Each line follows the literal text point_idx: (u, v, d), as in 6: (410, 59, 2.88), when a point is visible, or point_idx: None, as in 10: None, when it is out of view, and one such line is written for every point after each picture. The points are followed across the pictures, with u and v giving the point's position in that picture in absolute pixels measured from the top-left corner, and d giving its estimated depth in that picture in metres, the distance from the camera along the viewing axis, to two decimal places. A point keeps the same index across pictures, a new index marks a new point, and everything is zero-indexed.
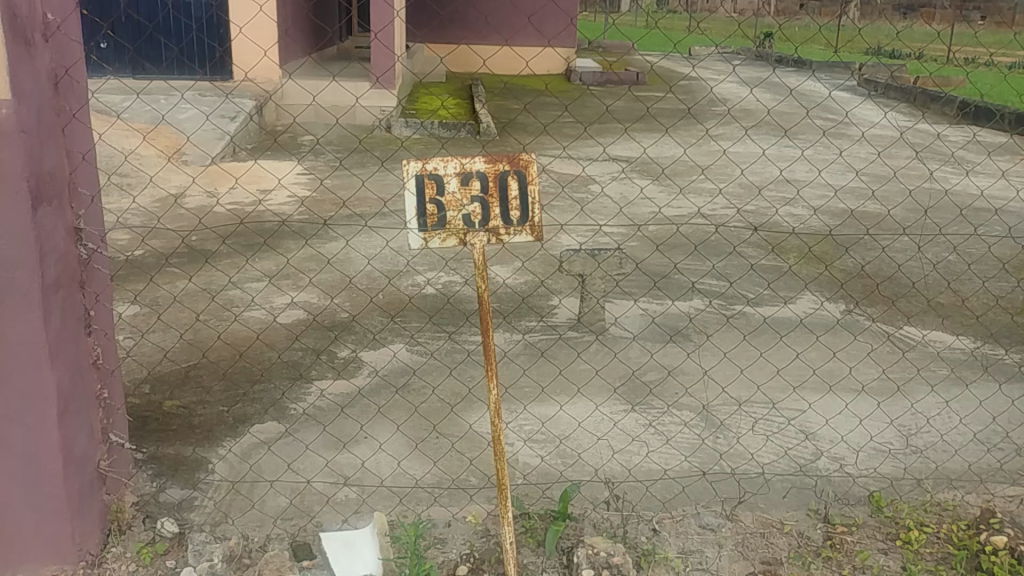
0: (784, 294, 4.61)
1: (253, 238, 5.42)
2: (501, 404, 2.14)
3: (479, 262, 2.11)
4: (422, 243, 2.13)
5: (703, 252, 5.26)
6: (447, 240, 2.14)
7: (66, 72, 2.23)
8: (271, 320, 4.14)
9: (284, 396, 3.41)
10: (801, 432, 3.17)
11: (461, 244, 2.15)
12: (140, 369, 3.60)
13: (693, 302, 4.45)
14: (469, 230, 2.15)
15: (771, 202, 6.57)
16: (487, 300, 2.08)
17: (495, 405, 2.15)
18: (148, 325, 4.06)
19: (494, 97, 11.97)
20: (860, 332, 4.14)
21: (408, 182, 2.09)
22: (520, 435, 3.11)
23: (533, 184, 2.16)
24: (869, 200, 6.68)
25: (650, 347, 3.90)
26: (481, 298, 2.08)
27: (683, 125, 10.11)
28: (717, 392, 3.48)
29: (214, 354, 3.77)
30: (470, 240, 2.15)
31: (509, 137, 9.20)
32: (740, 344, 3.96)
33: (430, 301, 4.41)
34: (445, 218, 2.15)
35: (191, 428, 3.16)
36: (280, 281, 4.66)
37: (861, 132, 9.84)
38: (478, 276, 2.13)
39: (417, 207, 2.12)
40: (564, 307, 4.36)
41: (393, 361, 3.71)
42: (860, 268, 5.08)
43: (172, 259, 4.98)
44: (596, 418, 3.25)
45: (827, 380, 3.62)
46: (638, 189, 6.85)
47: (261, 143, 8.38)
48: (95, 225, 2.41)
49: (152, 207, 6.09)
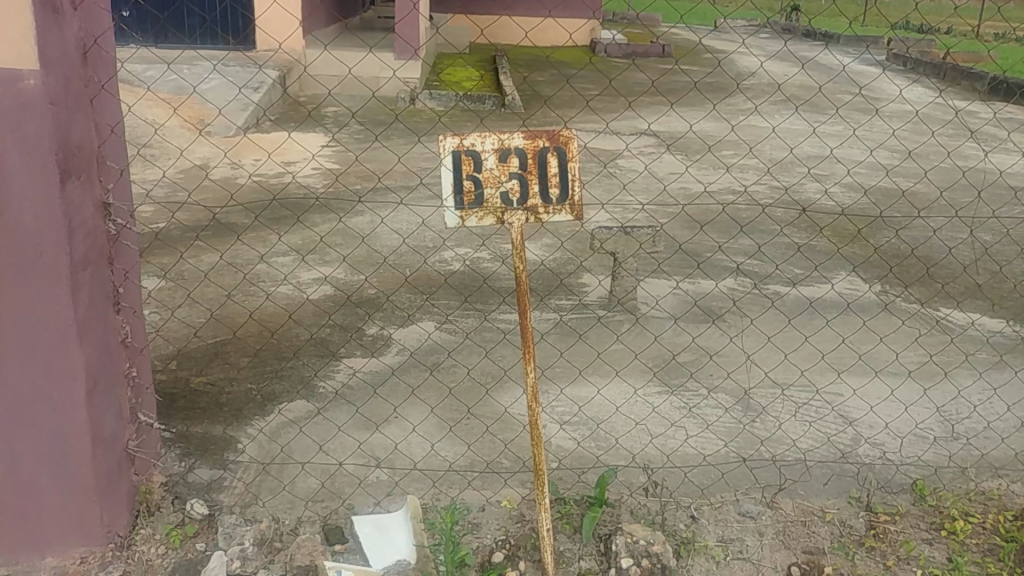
0: (820, 275, 4.52)
1: (280, 211, 5.37)
2: (539, 384, 2.22)
3: (517, 241, 2.17)
4: (459, 221, 2.18)
5: (737, 231, 5.19)
6: (484, 218, 2.19)
7: (95, 41, 2.17)
8: (300, 296, 4.10)
9: (314, 374, 3.37)
10: (842, 418, 3.09)
11: (499, 223, 2.20)
12: (168, 345, 3.56)
13: (727, 281, 4.39)
14: (507, 208, 2.21)
15: (805, 179, 6.47)
16: (523, 279, 2.16)
17: (534, 391, 2.23)
18: (174, 300, 4.01)
19: (520, 69, 11.83)
20: (900, 313, 4.07)
21: (445, 158, 2.14)
22: (555, 418, 3.05)
23: (573, 162, 2.21)
24: (903, 179, 6.57)
25: (685, 328, 3.85)
26: (519, 275, 2.17)
27: (712, 98, 9.98)
28: (758, 375, 3.41)
29: (242, 330, 3.73)
30: (508, 219, 2.20)
31: (534, 110, 9.10)
32: (778, 325, 3.89)
33: (460, 278, 4.35)
34: (482, 196, 2.19)
35: (219, 407, 3.12)
36: (307, 256, 4.61)
37: (893, 108, 9.71)
38: (515, 253, 2.20)
39: (453, 183, 2.18)
40: (595, 285, 4.29)
41: (423, 340, 3.65)
42: (897, 248, 5.00)
43: (198, 231, 4.95)
44: (632, 402, 3.17)
45: (869, 365, 3.53)
46: (668, 165, 6.77)
47: (286, 114, 8.31)
48: (124, 199, 2.36)
49: (178, 179, 6.04)
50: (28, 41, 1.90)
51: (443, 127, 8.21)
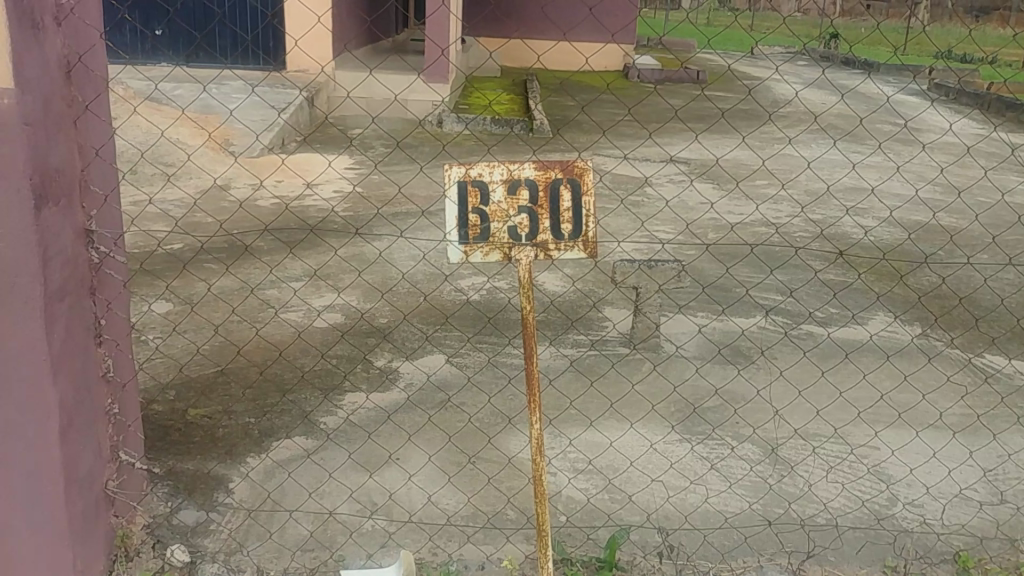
0: (851, 316, 4.33)
1: (296, 233, 5.26)
2: (543, 437, 2.09)
3: (525, 278, 2.07)
4: (463, 257, 2.07)
5: (766, 266, 5.02)
6: (490, 253, 2.08)
7: (80, 60, 2.03)
8: (308, 324, 3.96)
9: (316, 408, 3.21)
10: (879, 478, 2.91)
11: (505, 258, 2.09)
12: (166, 373, 3.42)
13: (754, 320, 4.20)
14: (515, 244, 2.10)
15: (839, 212, 6.29)
16: (529, 319, 2.11)
17: (538, 442, 2.11)
18: (178, 324, 3.88)
19: (551, 93, 11.72)
20: (936, 360, 3.86)
21: (450, 189, 2.04)
22: (566, 466, 2.88)
23: (588, 196, 2.10)
24: (942, 213, 6.35)
25: (708, 371, 3.66)
26: (525, 318, 2.08)
27: (745, 126, 9.81)
28: (785, 426, 3.23)
29: (246, 359, 3.58)
30: (516, 255, 2.09)
31: (563, 134, 8.97)
32: (806, 372, 3.70)
33: (474, 308, 4.20)
34: (489, 230, 2.09)
35: (213, 442, 2.96)
36: (320, 280, 4.47)
37: (932, 139, 9.48)
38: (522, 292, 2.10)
39: (458, 217, 2.07)
40: (616, 320, 4.12)
41: (433, 375, 3.50)
42: (935, 287, 4.79)
43: (211, 252, 4.84)
44: (653, 450, 3.02)
45: (903, 413, 3.37)
46: (697, 194, 6.61)
47: (311, 135, 8.23)
48: (110, 225, 2.21)
49: (195, 198, 5.95)
50: (4, 58, 1.76)
51: (469, 150, 8.09)
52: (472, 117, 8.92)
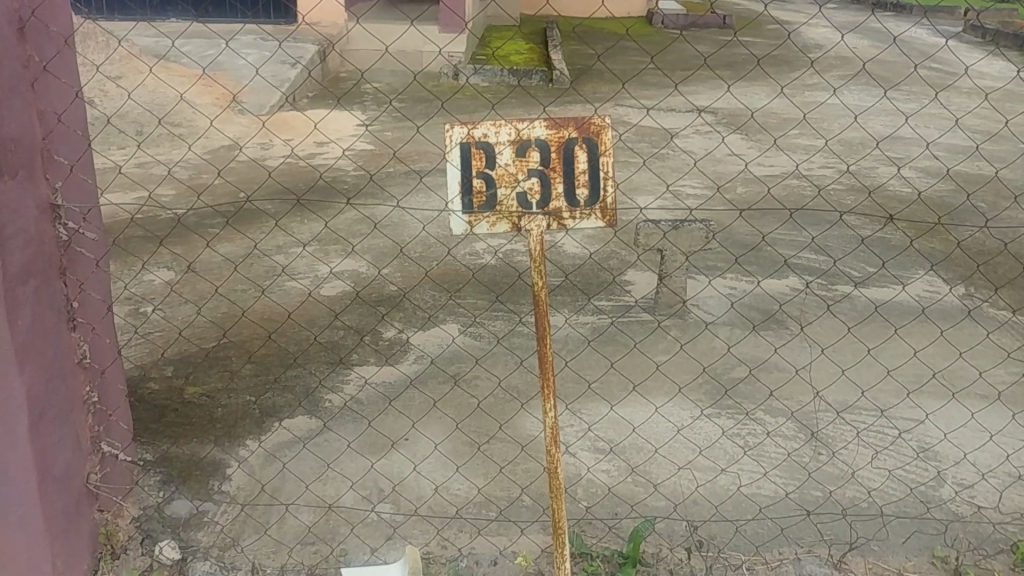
0: (890, 275, 4.08)
1: (305, 194, 5.07)
2: (557, 425, 1.96)
3: (535, 250, 1.97)
4: (466, 226, 2.00)
5: (798, 222, 4.77)
6: (496, 223, 2.00)
7: (33, 13, 1.81)
8: (314, 292, 3.77)
9: (320, 384, 3.03)
10: (919, 451, 2.74)
11: (513, 229, 2.00)
12: (164, 347, 3.25)
13: (786, 281, 3.97)
14: (525, 210, 2.00)
15: (872, 163, 6.01)
16: (540, 292, 1.93)
17: (553, 431, 1.96)
18: (179, 295, 3.71)
19: (573, 41, 11.36)
20: (981, 324, 3.62)
21: (451, 152, 1.96)
22: (587, 446, 2.70)
23: (605, 157, 1.98)
24: (982, 162, 6.05)
25: (736, 339, 3.44)
26: (536, 293, 1.94)
27: (773, 73, 9.47)
28: (815, 399, 3.03)
29: (248, 331, 3.40)
30: (526, 224, 2.01)
31: (584, 85, 8.68)
32: (844, 337, 3.46)
33: (491, 273, 3.99)
34: (496, 198, 2.00)
35: (210, 423, 2.79)
36: (328, 245, 4.29)
37: (968, 84, 9.10)
38: (534, 264, 1.99)
39: (462, 183, 1.99)
40: (639, 284, 3.91)
41: (444, 347, 3.31)
42: (976, 243, 4.53)
43: (216, 216, 4.66)
44: (680, 427, 2.84)
45: (944, 381, 3.16)
46: (723, 145, 6.35)
47: (325, 91, 8.00)
48: (80, 197, 2.02)
49: (204, 159, 5.76)
50: None
51: (487, 103, 7.82)
52: (490, 68, 8.64)
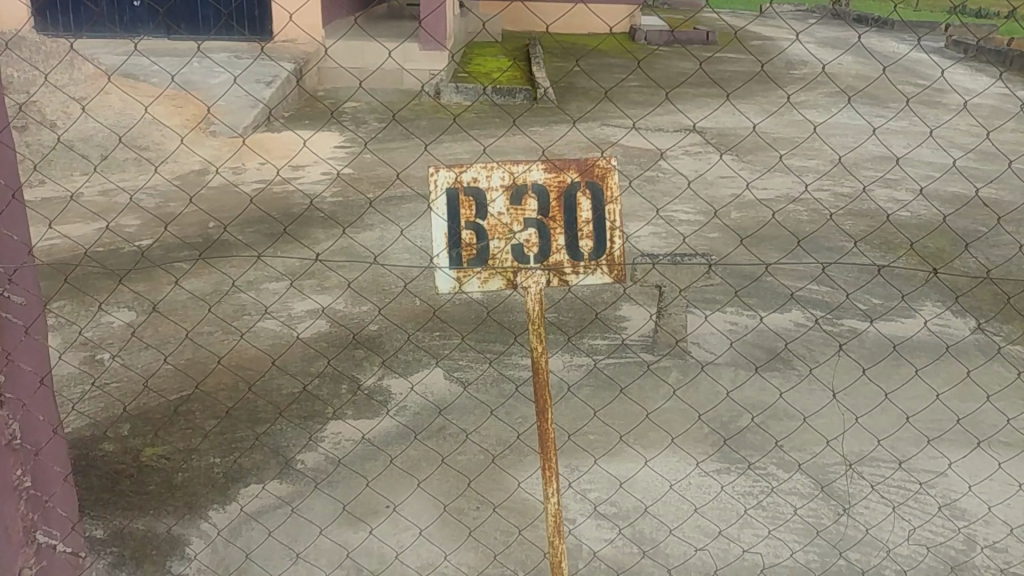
0: (898, 305, 3.85)
1: (279, 223, 4.80)
2: (560, 511, 1.75)
3: (533, 310, 1.73)
4: (455, 283, 1.75)
5: (798, 249, 4.54)
6: (489, 280, 1.76)
7: None
8: (287, 334, 3.50)
9: (292, 441, 2.76)
10: (942, 506, 2.48)
11: (508, 286, 1.76)
12: (120, 401, 2.97)
13: (789, 314, 3.74)
14: (521, 265, 1.75)
15: (868, 183, 5.80)
16: (541, 361, 1.71)
17: (554, 514, 1.76)
18: (140, 339, 3.43)
19: (554, 58, 11.16)
20: (999, 360, 3.39)
21: (437, 199, 1.71)
22: (584, 507, 2.44)
23: (612, 204, 1.74)
24: (979, 184, 5.86)
25: (742, 379, 3.20)
26: (536, 362, 1.71)
27: (760, 90, 9.29)
28: (823, 444, 2.77)
29: (214, 379, 3.13)
30: (523, 281, 1.76)
31: (568, 103, 8.45)
32: (853, 376, 3.23)
33: (476, 308, 3.74)
34: (488, 251, 1.75)
35: (170, 491, 2.52)
36: (303, 280, 4.02)
37: (957, 101, 8.94)
38: (534, 327, 1.75)
39: (449, 234, 1.73)
40: (636, 320, 3.67)
41: (427, 395, 3.04)
42: (985, 271, 4.32)
43: (184, 249, 4.39)
44: (679, 481, 2.58)
45: (965, 423, 2.92)
46: (714, 166, 6.14)
47: (301, 110, 7.74)
48: (6, 257, 1.74)
49: (172, 186, 5.49)
50: None
51: (468, 122, 7.59)
52: (471, 86, 8.40)
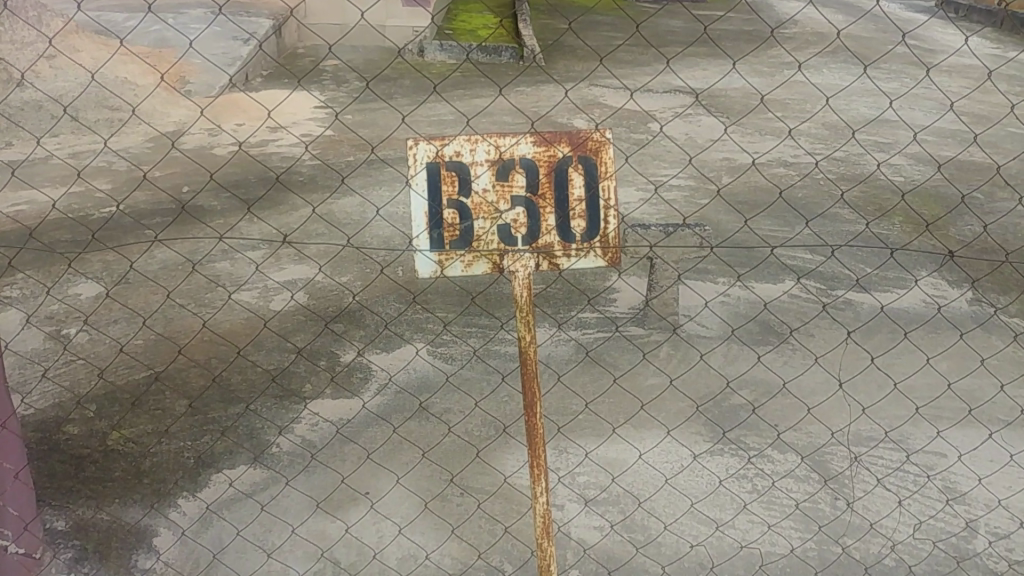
0: (896, 277, 3.74)
1: (256, 188, 4.64)
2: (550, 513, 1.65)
3: (521, 297, 1.60)
4: (436, 266, 1.63)
5: (792, 215, 4.42)
6: (473, 263, 1.63)
7: None
8: (262, 306, 3.36)
9: (266, 422, 2.64)
10: (944, 490, 2.38)
11: (495, 270, 1.63)
12: (86, 380, 2.84)
13: (783, 285, 3.62)
14: (508, 247, 1.62)
15: (862, 148, 5.68)
16: (529, 353, 1.59)
17: (544, 515, 1.65)
18: (108, 312, 3.29)
19: (541, 16, 10.92)
20: (999, 334, 3.30)
21: (417, 176, 1.57)
22: (572, 494, 2.34)
23: (608, 181, 1.60)
24: (975, 148, 5.75)
25: (735, 355, 3.09)
26: (524, 353, 1.59)
27: (751, 49, 9.11)
28: (819, 425, 2.67)
29: (185, 356, 2.99)
30: (510, 264, 1.63)
31: (554, 62, 8.25)
32: (848, 352, 3.12)
33: (460, 278, 3.61)
34: (473, 231, 1.62)
35: (136, 476, 2.40)
36: (280, 249, 3.87)
37: (950, 62, 8.79)
38: (522, 315, 1.62)
39: (430, 214, 1.61)
40: (625, 292, 3.55)
41: (408, 371, 2.92)
42: (982, 239, 4.22)
43: (156, 216, 4.22)
44: (670, 465, 2.48)
45: (966, 402, 2.82)
46: (705, 129, 6.00)
47: (280, 69, 7.52)
48: None
49: (145, 149, 5.31)
50: None
51: (453, 82, 7.39)
52: (455, 44, 8.18)
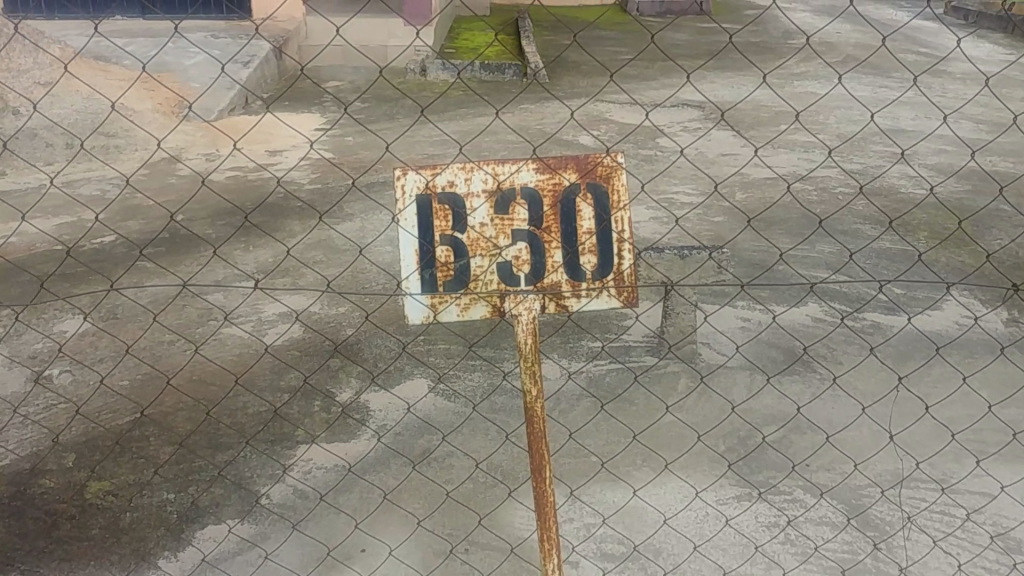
0: (924, 297, 3.55)
1: (253, 215, 4.47)
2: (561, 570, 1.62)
3: (524, 339, 1.52)
4: (430, 307, 1.53)
5: (811, 233, 4.23)
6: (471, 303, 1.53)
7: None
8: (256, 341, 3.18)
9: (257, 471, 2.45)
10: (996, 539, 2.19)
11: (496, 310, 1.54)
12: (66, 426, 2.65)
13: (806, 309, 3.43)
14: (509, 285, 1.53)
15: (879, 160, 5.48)
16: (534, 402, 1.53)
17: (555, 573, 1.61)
18: (93, 351, 3.12)
19: (545, 32, 10.79)
20: None
21: (407, 210, 1.48)
22: (589, 549, 2.15)
23: (617, 210, 1.51)
24: (996, 159, 5.55)
25: (759, 387, 2.89)
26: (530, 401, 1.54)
27: (760, 61, 8.94)
28: (853, 465, 2.48)
29: (173, 398, 2.81)
30: (512, 303, 1.54)
31: (560, 78, 8.10)
32: (880, 381, 2.92)
33: None
34: (470, 269, 1.53)
35: (115, 535, 2.21)
36: (277, 280, 3.70)
37: (963, 70, 8.60)
38: (527, 359, 1.54)
39: (422, 251, 1.51)
40: (639, 319, 3.36)
41: (410, 412, 2.73)
42: (1013, 255, 4.02)
43: (149, 246, 4.05)
44: (694, 514, 2.28)
45: (1011, 435, 2.62)
46: (716, 144, 5.81)
47: (281, 91, 7.39)
48: None
49: (140, 176, 5.16)
50: None
51: (456, 101, 7.24)
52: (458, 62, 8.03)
